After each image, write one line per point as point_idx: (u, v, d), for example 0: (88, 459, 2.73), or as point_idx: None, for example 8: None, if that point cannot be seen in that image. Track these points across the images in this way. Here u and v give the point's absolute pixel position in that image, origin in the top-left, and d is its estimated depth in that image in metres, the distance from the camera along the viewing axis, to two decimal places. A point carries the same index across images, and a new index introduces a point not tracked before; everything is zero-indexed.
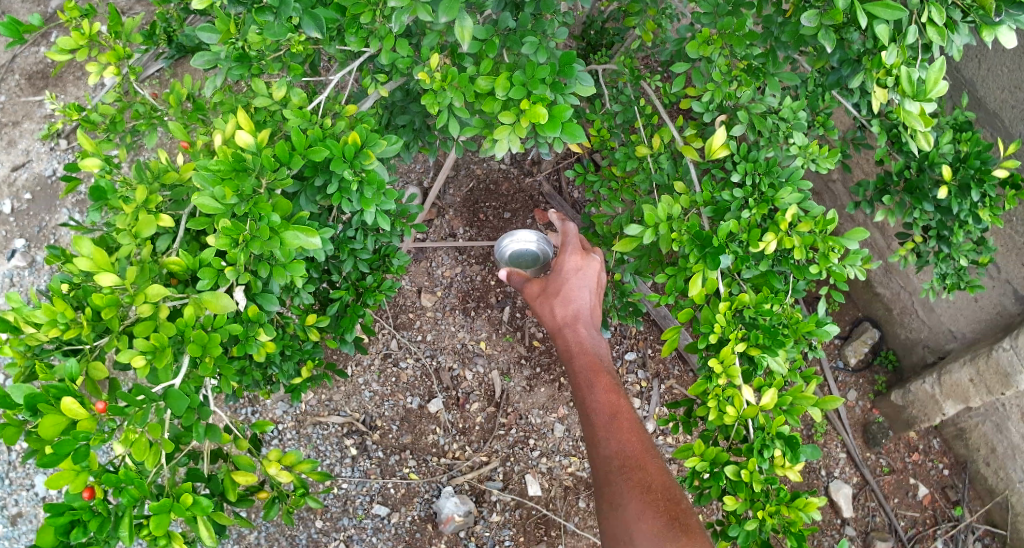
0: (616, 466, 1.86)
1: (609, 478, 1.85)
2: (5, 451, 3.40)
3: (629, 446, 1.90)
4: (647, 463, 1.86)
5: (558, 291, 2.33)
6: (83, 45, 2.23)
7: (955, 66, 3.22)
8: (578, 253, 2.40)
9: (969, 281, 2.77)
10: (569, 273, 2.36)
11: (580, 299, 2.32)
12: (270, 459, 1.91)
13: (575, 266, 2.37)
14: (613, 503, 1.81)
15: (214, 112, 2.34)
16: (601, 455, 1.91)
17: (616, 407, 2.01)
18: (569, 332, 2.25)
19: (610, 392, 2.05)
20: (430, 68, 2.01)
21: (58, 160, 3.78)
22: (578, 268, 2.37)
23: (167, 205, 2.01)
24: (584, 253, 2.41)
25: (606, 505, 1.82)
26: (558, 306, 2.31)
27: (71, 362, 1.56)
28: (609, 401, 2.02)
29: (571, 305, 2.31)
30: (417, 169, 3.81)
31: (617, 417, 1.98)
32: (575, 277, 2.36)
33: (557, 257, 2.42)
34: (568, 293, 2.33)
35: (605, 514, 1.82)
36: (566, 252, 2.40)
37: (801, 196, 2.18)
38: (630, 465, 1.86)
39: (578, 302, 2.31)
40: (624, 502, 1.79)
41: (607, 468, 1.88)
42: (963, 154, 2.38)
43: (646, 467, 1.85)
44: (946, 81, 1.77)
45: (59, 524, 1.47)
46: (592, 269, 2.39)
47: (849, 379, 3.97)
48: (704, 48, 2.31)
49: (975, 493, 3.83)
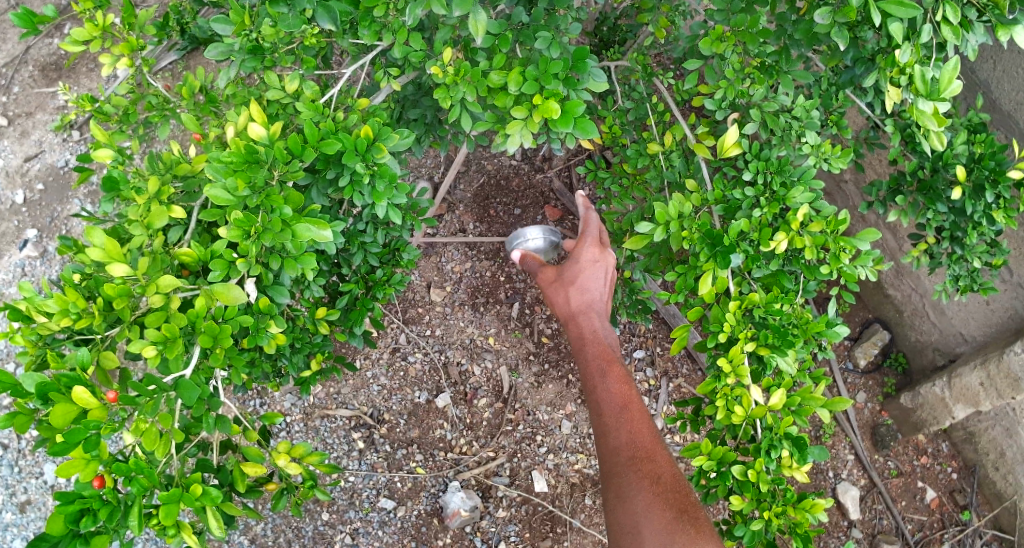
0: (625, 457, 1.86)
1: (618, 469, 1.85)
2: (16, 439, 3.41)
3: (639, 437, 1.89)
4: (657, 455, 1.86)
5: (574, 280, 2.28)
6: (97, 36, 2.25)
7: (971, 67, 3.20)
8: (595, 244, 2.34)
9: (982, 284, 2.75)
10: (586, 264, 2.29)
11: (595, 289, 2.27)
12: (279, 451, 1.92)
13: (592, 258, 2.30)
14: (620, 494, 1.81)
15: (226, 104, 2.34)
16: (610, 445, 1.90)
17: (626, 397, 1.98)
18: (584, 321, 2.21)
19: (622, 381, 2.02)
20: (443, 62, 2.02)
21: (70, 152, 3.80)
22: (595, 260, 2.31)
23: (179, 197, 2.01)
24: (601, 244, 2.36)
25: (613, 495, 1.83)
26: (574, 295, 2.25)
27: (83, 352, 1.57)
28: (620, 390, 1.99)
29: (586, 294, 2.26)
30: (427, 164, 3.79)
31: (628, 407, 1.96)
32: (591, 267, 2.29)
33: (575, 246, 2.36)
34: (584, 283, 2.27)
35: (611, 503, 1.82)
36: (585, 241, 2.33)
37: (814, 195, 2.16)
38: (640, 457, 1.85)
39: (593, 292, 2.26)
40: (632, 492, 1.80)
41: (616, 458, 1.87)
42: (978, 156, 2.36)
43: (656, 459, 1.85)
44: (961, 81, 1.76)
45: (69, 512, 1.48)
46: (609, 262, 2.34)
47: (858, 381, 3.94)
48: (717, 45, 2.31)
49: (983, 498, 3.81)
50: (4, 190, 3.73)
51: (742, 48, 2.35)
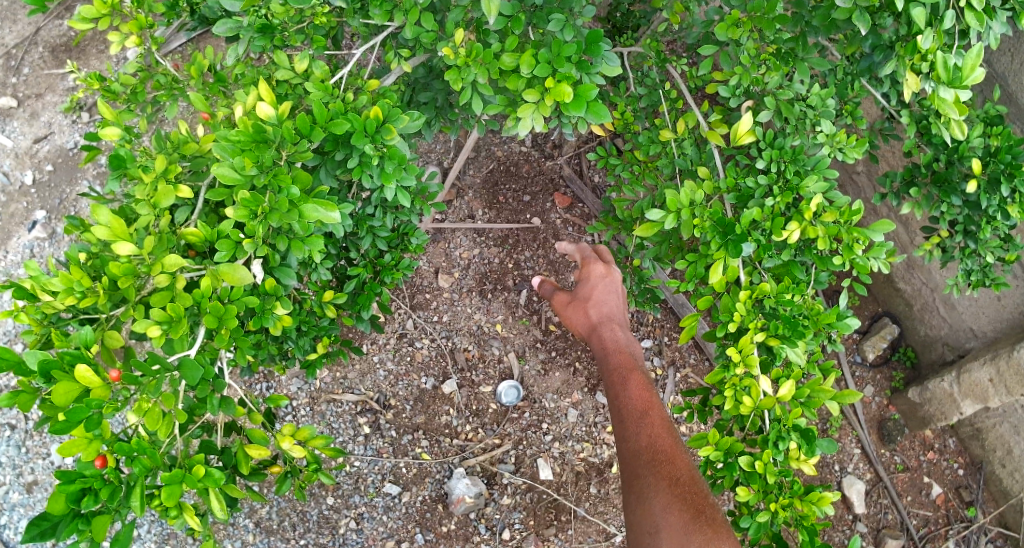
0: (645, 459, 1.83)
1: (637, 471, 1.82)
2: (22, 419, 3.42)
3: (659, 440, 1.87)
4: (677, 458, 1.83)
5: (589, 297, 2.35)
6: (105, 13, 2.22)
7: (989, 58, 3.14)
8: (602, 263, 2.44)
9: (994, 279, 2.71)
10: (597, 281, 2.38)
11: (611, 302, 2.33)
12: (283, 433, 1.88)
13: (602, 274, 2.40)
14: (640, 495, 1.77)
15: (235, 84, 2.31)
16: (630, 448, 1.88)
17: (647, 403, 1.97)
18: (606, 331, 2.24)
19: (643, 389, 2.02)
20: (455, 44, 1.99)
21: (79, 133, 3.79)
22: (604, 276, 2.40)
23: (187, 176, 1.99)
24: (608, 262, 2.46)
25: (633, 497, 1.79)
26: (591, 309, 2.32)
27: (86, 329, 1.55)
28: (641, 397, 1.99)
29: (603, 308, 2.32)
30: (437, 149, 3.75)
31: (648, 411, 1.94)
32: (603, 283, 2.38)
33: (584, 267, 2.45)
34: (599, 299, 2.34)
35: (631, 505, 1.79)
36: (592, 261, 2.44)
37: (827, 185, 2.13)
38: (660, 459, 1.82)
39: (609, 306, 2.32)
40: (651, 494, 1.76)
41: (636, 461, 1.84)
42: (994, 149, 2.32)
43: (675, 461, 1.82)
44: (983, 68, 1.73)
45: (70, 491, 1.47)
46: (619, 277, 2.42)
47: (866, 375, 3.91)
48: (733, 30, 2.25)
49: (989, 495, 3.79)
50: (13, 171, 3.73)
51: (757, 33, 2.32)
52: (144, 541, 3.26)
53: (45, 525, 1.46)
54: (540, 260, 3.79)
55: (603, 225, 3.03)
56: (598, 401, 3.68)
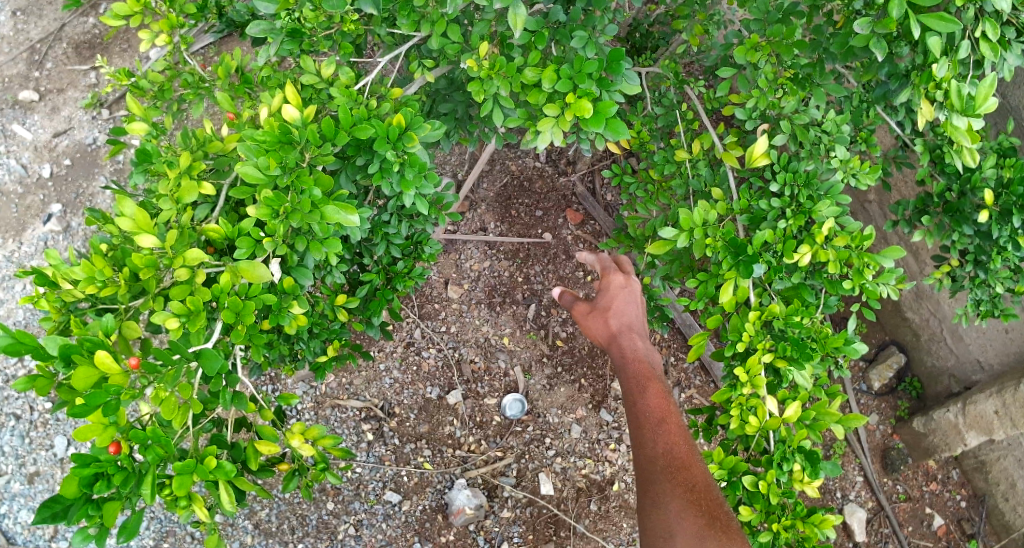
0: (661, 465, 1.81)
1: (653, 477, 1.80)
2: (28, 409, 3.44)
3: (675, 447, 1.84)
4: (693, 466, 1.82)
5: (609, 306, 2.29)
6: (137, 11, 2.26)
7: (1003, 91, 3.17)
8: (622, 273, 2.39)
9: (1003, 310, 2.72)
10: (617, 290, 2.33)
11: (631, 312, 2.27)
12: (293, 431, 1.90)
13: (622, 284, 2.34)
14: (654, 500, 1.76)
15: (261, 87, 2.35)
16: (646, 454, 1.85)
17: (665, 411, 1.94)
18: (625, 340, 2.18)
19: (660, 397, 1.98)
20: (479, 57, 2.04)
21: (99, 129, 3.85)
22: (623, 286, 2.34)
23: (209, 174, 2.03)
24: (627, 273, 2.40)
25: (648, 502, 1.77)
26: (611, 318, 2.26)
27: (108, 318, 1.59)
28: (658, 404, 1.95)
29: (623, 317, 2.26)
30: (452, 161, 3.81)
31: (666, 419, 1.91)
32: (623, 293, 2.32)
33: (604, 278, 2.39)
34: (619, 308, 2.28)
35: (645, 509, 1.77)
36: (612, 271, 2.38)
37: (840, 210, 2.14)
38: (676, 466, 1.81)
39: (629, 315, 2.27)
40: (666, 499, 1.75)
41: (652, 467, 1.82)
42: (1007, 180, 2.32)
43: (690, 468, 1.80)
44: (996, 98, 1.80)
45: (84, 475, 1.49)
46: (638, 288, 2.36)
47: (871, 403, 3.92)
48: (752, 54, 2.30)
49: (992, 529, 3.77)
50: (31, 163, 3.77)
51: (775, 58, 2.35)
52: (142, 537, 3.27)
53: (57, 507, 1.48)
54: (550, 275, 3.82)
55: (615, 242, 3.04)
56: (601, 418, 3.68)
